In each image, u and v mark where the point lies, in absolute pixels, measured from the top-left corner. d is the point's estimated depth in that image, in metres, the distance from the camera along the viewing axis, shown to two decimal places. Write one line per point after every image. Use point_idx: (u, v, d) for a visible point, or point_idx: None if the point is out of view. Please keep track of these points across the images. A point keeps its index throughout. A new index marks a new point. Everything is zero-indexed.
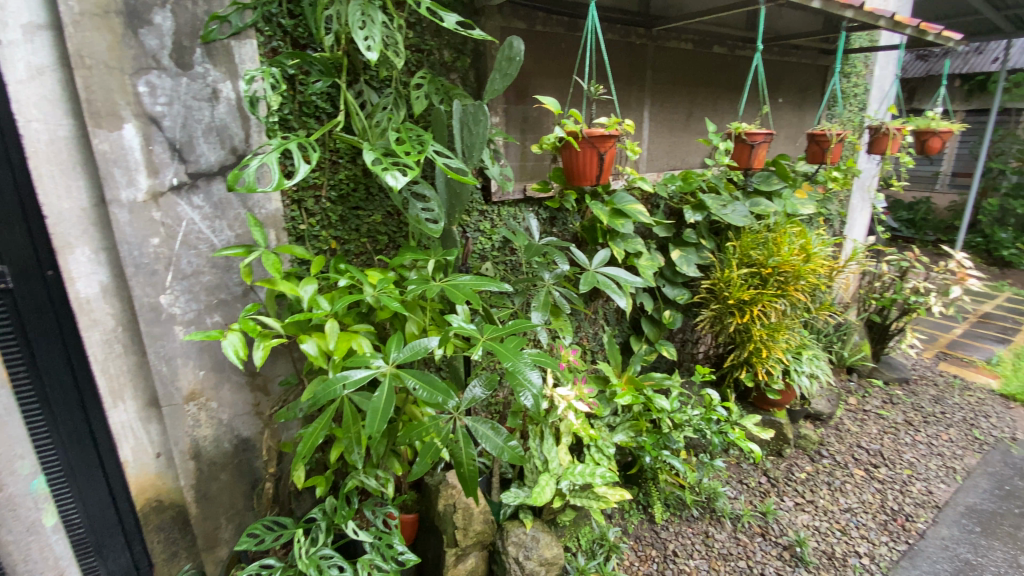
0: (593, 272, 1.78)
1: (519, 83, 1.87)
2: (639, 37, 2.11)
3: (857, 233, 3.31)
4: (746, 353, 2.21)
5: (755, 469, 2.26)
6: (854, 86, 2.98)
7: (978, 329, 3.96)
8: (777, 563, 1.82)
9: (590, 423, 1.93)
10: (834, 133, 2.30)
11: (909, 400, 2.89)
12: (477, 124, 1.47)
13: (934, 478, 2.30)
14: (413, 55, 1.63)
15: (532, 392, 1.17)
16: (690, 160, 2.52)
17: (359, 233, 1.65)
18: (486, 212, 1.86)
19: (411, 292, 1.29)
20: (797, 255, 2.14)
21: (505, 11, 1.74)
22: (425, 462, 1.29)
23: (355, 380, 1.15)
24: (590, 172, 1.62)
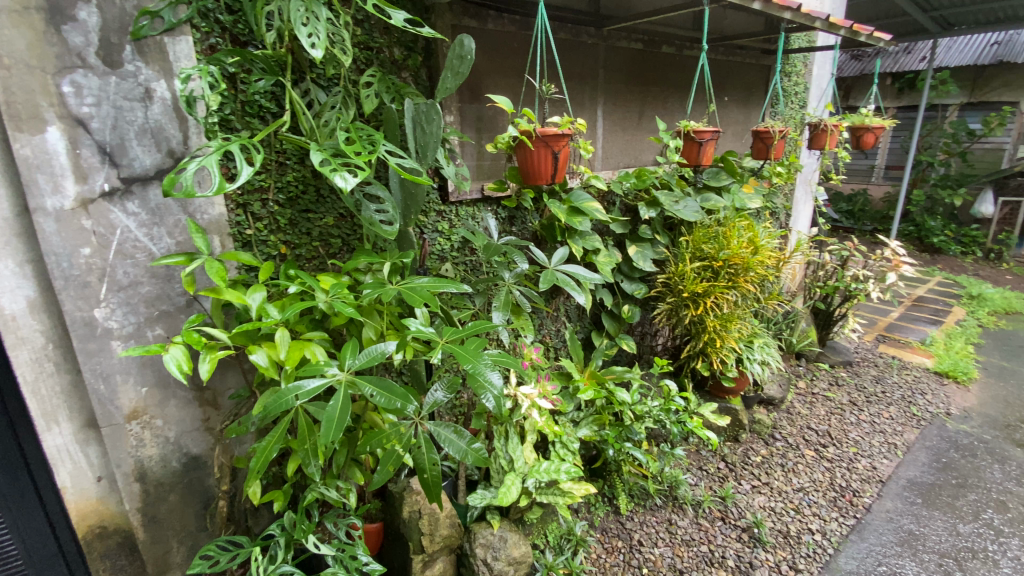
0: (552, 270, 1.79)
1: (472, 82, 1.86)
2: (590, 37, 2.13)
3: (802, 225, 3.48)
4: (702, 343, 2.28)
5: (714, 455, 2.34)
6: (794, 85, 3.12)
7: (912, 312, 4.24)
8: (736, 545, 1.89)
9: (555, 420, 1.94)
10: (777, 130, 2.40)
11: (853, 381, 3.07)
12: (430, 122, 1.44)
13: (877, 454, 2.45)
14: (362, 53, 1.59)
15: (493, 394, 1.16)
16: (643, 158, 2.58)
17: (311, 236, 1.60)
18: (443, 212, 1.83)
19: (366, 297, 1.26)
20: (746, 247, 2.23)
21: (455, 10, 1.73)
22: (387, 469, 1.24)
23: (307, 391, 1.11)
24: (545, 171, 1.62)
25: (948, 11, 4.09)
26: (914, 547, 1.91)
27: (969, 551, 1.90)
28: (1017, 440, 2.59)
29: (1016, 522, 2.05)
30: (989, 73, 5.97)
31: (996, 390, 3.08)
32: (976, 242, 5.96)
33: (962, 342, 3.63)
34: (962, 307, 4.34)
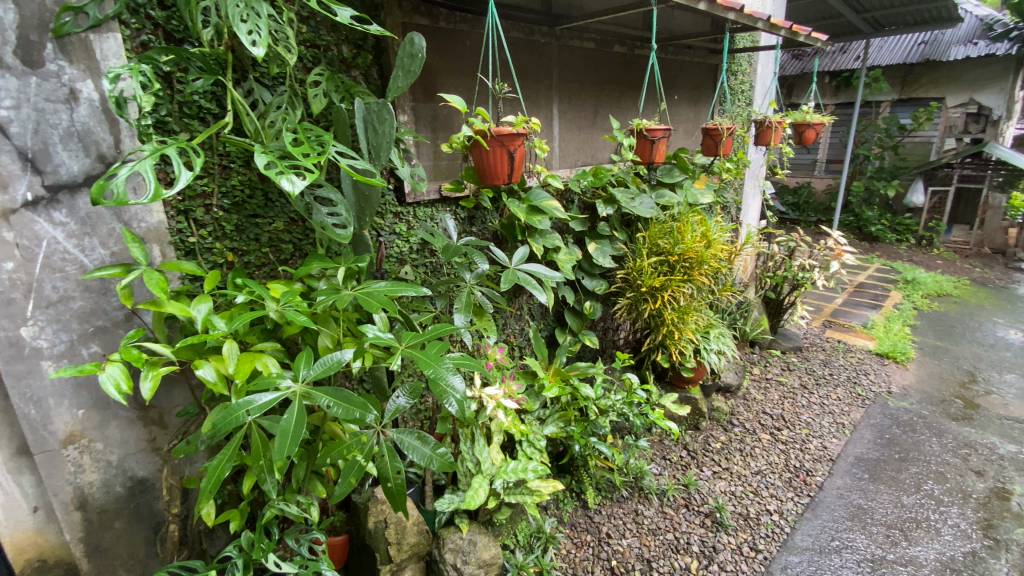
0: (513, 270, 1.78)
1: (425, 81, 1.83)
2: (543, 36, 2.14)
3: (751, 218, 3.62)
4: (661, 336, 2.34)
5: (676, 444, 2.40)
6: (740, 83, 3.24)
7: (854, 298, 4.50)
8: (700, 530, 1.95)
9: (521, 419, 1.94)
10: (725, 127, 2.49)
11: (803, 365, 3.22)
12: (382, 122, 1.40)
13: (827, 434, 2.58)
14: (308, 50, 1.53)
15: (455, 399, 1.14)
16: (599, 156, 2.62)
17: (260, 242, 1.54)
18: (400, 214, 1.78)
19: (320, 304, 1.21)
20: (699, 241, 2.30)
21: (405, 7, 1.69)
22: (348, 480, 1.23)
23: (259, 405, 1.06)
24: (501, 170, 1.62)
25: (879, 13, 4.34)
26: (863, 521, 2.02)
27: (912, 521, 2.02)
28: (950, 414, 2.79)
29: (953, 491, 2.20)
30: (916, 72, 6.39)
31: (931, 367, 3.30)
32: (910, 230, 6.38)
33: (900, 324, 3.87)
34: (898, 292, 4.63)
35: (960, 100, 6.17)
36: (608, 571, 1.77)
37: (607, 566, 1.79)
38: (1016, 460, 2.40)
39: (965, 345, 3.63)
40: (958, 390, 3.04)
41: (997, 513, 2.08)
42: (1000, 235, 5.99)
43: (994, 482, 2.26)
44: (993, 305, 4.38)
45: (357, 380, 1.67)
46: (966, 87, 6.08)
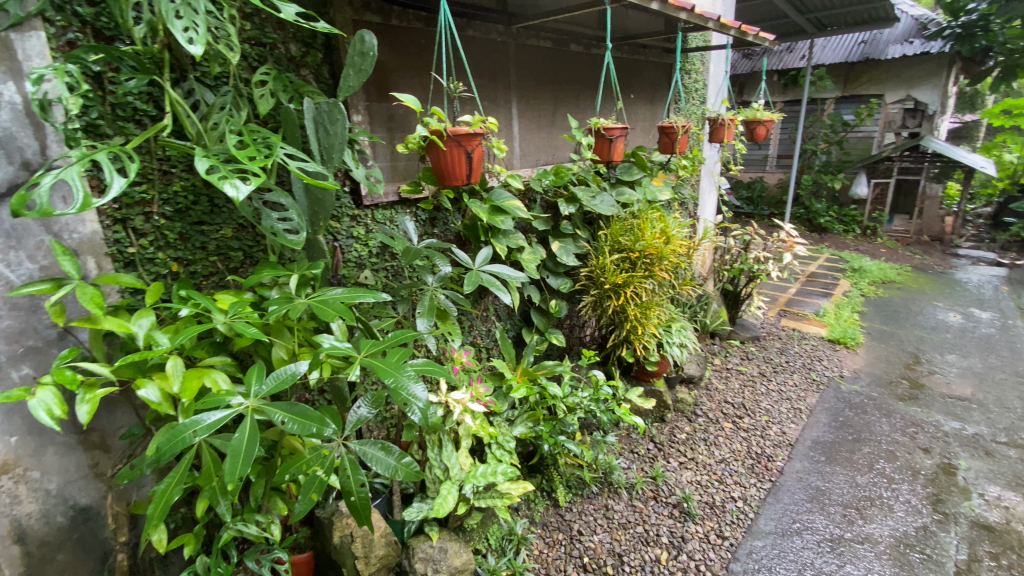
0: (476, 271, 1.75)
1: (379, 80, 1.78)
2: (499, 35, 2.13)
3: (708, 213, 3.73)
4: (625, 331, 2.37)
5: (643, 437, 2.44)
6: (694, 82, 3.32)
7: (807, 287, 4.70)
8: (669, 521, 1.98)
9: (489, 421, 1.92)
10: (680, 125, 2.54)
11: (761, 354, 3.33)
12: (333, 123, 1.36)
13: (786, 420, 2.67)
14: (253, 49, 1.45)
15: (418, 407, 1.11)
16: (559, 155, 2.63)
17: (207, 250, 1.46)
18: (358, 217, 1.72)
19: (271, 314, 1.16)
20: (659, 237, 2.34)
21: (355, 4, 1.64)
22: (309, 496, 1.18)
23: (208, 424, 1.01)
24: (459, 171, 1.59)
25: (822, 13, 4.54)
26: (822, 502, 2.11)
27: (867, 500, 2.12)
28: (898, 394, 2.95)
29: (903, 468, 2.31)
30: (857, 70, 6.73)
31: (878, 351, 3.48)
32: (855, 220, 6.71)
33: (849, 311, 4.06)
34: (846, 280, 4.87)
35: (899, 96, 6.53)
36: (581, 568, 1.78)
37: (580, 564, 1.80)
38: (958, 436, 2.56)
39: (908, 329, 3.85)
40: (903, 371, 3.21)
41: (943, 487, 2.20)
42: (936, 223, 6.39)
43: (939, 458, 2.39)
44: (932, 290, 4.66)
45: (316, 392, 1.63)
46: (902, 84, 6.45)
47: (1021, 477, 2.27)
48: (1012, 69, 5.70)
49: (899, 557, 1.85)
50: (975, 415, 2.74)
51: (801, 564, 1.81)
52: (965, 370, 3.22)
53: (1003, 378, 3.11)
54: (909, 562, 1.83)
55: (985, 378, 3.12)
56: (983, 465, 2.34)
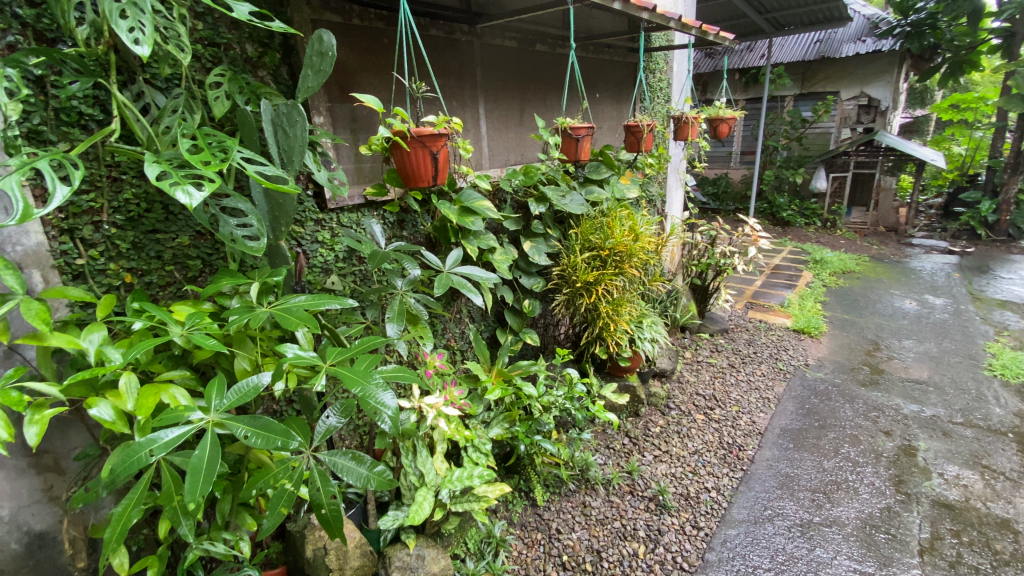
0: (447, 274, 1.73)
1: (340, 81, 1.75)
2: (464, 34, 2.11)
3: (676, 209, 3.80)
4: (598, 329, 2.39)
5: (618, 432, 2.47)
6: (658, 81, 3.38)
7: (772, 279, 4.84)
8: (645, 515, 2.00)
9: (465, 424, 1.90)
10: (645, 124, 2.57)
11: (730, 346, 3.42)
12: (292, 125, 1.32)
13: (755, 409, 2.75)
14: (206, 49, 1.39)
15: (387, 415, 1.09)
16: (528, 154, 2.63)
17: (162, 260, 1.40)
18: (322, 221, 1.68)
19: (232, 324, 1.12)
20: (628, 235, 2.37)
21: (313, 3, 1.60)
22: (278, 510, 1.13)
23: (165, 443, 0.96)
24: (425, 172, 1.58)
25: (779, 13, 4.68)
26: (791, 488, 2.17)
27: (834, 484, 2.19)
28: (860, 380, 3.06)
29: (867, 452, 2.40)
30: (814, 68, 6.97)
31: (841, 339, 3.61)
32: (816, 213, 6.94)
33: (812, 301, 4.21)
34: (809, 271, 5.04)
35: (854, 93, 6.78)
36: (560, 566, 1.79)
37: (559, 562, 1.80)
38: (917, 418, 2.67)
39: (868, 316, 4.01)
40: (865, 357, 3.34)
41: (905, 468, 2.29)
42: (891, 214, 6.67)
43: (900, 440, 2.49)
44: (889, 278, 4.86)
45: (284, 402, 1.60)
46: (856, 81, 6.71)
47: (975, 455, 2.38)
48: (958, 66, 5.98)
49: (865, 538, 1.91)
50: (932, 397, 2.87)
51: (774, 550, 1.86)
52: (922, 355, 3.37)
53: (956, 361, 3.27)
54: (874, 542, 1.90)
55: (940, 361, 3.27)
56: (941, 445, 2.45)
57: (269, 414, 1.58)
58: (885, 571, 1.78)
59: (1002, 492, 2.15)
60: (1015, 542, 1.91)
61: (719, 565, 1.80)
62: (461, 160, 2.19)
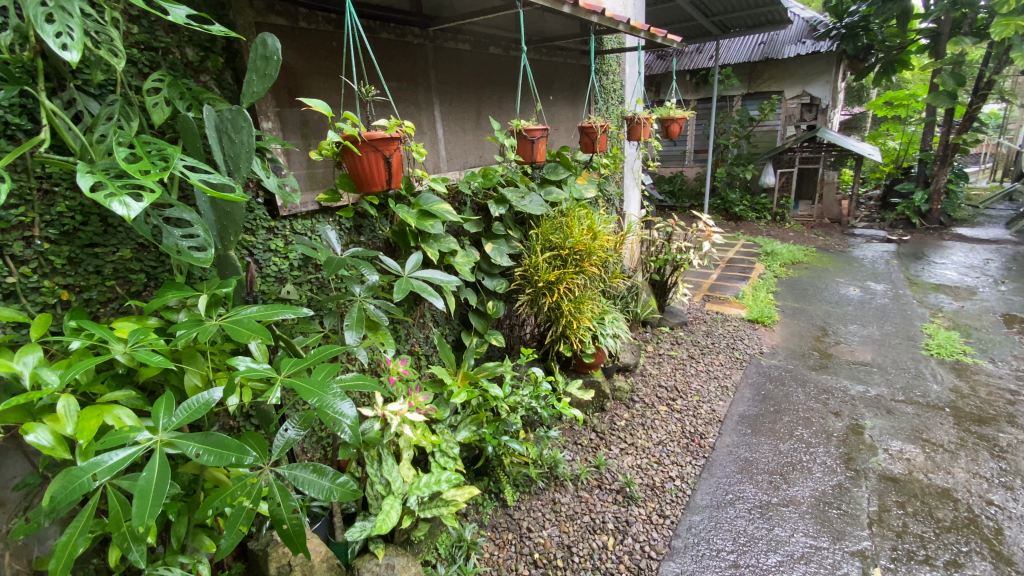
0: (407, 278, 1.71)
1: (288, 85, 1.71)
2: (416, 37, 2.10)
3: (633, 207, 3.89)
4: (562, 327, 2.43)
5: (585, 428, 2.51)
6: (611, 82, 3.45)
7: (726, 272, 5.03)
8: (613, 507, 2.04)
9: (431, 429, 1.89)
10: (599, 125, 2.63)
11: (689, 338, 3.53)
12: (238, 132, 1.29)
13: (715, 398, 2.84)
14: (143, 54, 1.33)
15: (346, 425, 1.08)
16: (486, 156, 2.64)
17: (102, 275, 1.33)
18: (274, 229, 1.64)
19: (179, 339, 1.08)
20: (587, 234, 2.42)
21: (257, 6, 1.56)
22: (236, 529, 1.11)
23: (110, 466, 0.91)
24: (378, 177, 1.57)
25: (725, 16, 4.87)
26: (751, 472, 2.26)
27: (789, 465, 2.30)
28: (810, 365, 3.22)
29: (818, 432, 2.53)
30: (759, 69, 7.28)
31: (792, 326, 3.79)
32: (766, 208, 7.25)
33: (764, 291, 4.39)
34: (761, 263, 5.26)
35: (797, 92, 7.12)
36: (532, 565, 1.80)
37: (531, 560, 1.82)
38: (863, 398, 2.83)
39: (816, 304, 4.22)
40: (814, 343, 3.51)
41: (854, 446, 2.43)
42: (835, 207, 7.04)
43: (849, 419, 2.64)
44: (835, 267, 5.13)
45: (241, 417, 1.55)
46: (799, 81, 7.06)
47: (916, 430, 2.55)
48: (890, 65, 6.45)
49: (820, 514, 2.02)
50: (876, 377, 3.05)
51: (736, 532, 1.93)
52: (866, 338, 3.57)
53: (897, 342, 3.48)
54: (828, 518, 2.00)
55: (882, 343, 3.48)
56: (885, 422, 2.61)
57: (225, 430, 1.53)
58: (838, 544, 1.88)
59: (941, 463, 2.31)
60: (954, 509, 2.05)
61: (685, 550, 1.86)
62: (414, 164, 2.18)
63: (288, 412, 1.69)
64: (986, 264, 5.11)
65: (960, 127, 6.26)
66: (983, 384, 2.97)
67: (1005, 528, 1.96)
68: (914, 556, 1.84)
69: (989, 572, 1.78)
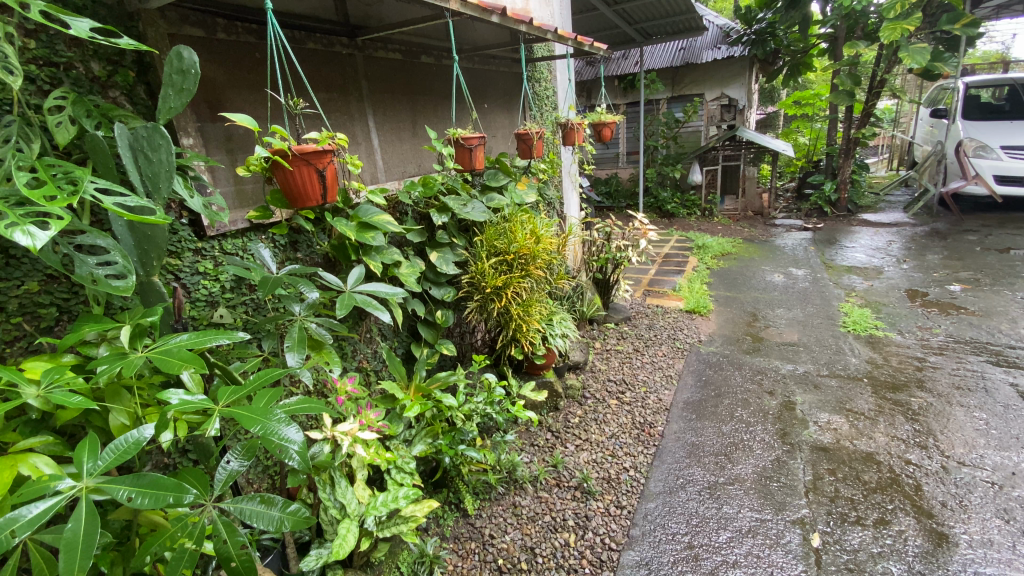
0: (350, 293, 1.66)
1: (209, 99, 1.63)
2: (344, 47, 2.07)
3: (572, 210, 4.00)
4: (512, 331, 2.46)
5: (541, 428, 2.56)
6: (543, 89, 3.54)
7: (663, 267, 5.26)
8: (573, 504, 2.09)
9: (385, 446, 1.84)
10: (534, 131, 2.70)
11: (633, 332, 3.66)
12: (155, 150, 1.21)
13: (660, 387, 2.97)
14: (42, 70, 1.22)
15: (294, 451, 1.04)
16: (424, 165, 2.63)
17: (6, 311, 1.20)
18: (202, 250, 1.55)
19: (101, 375, 1.00)
20: (530, 238, 2.47)
21: (169, 16, 1.48)
22: (178, 573, 1.02)
23: (29, 521, 0.83)
24: (311, 191, 1.53)
25: (646, 24, 5.11)
26: (698, 455, 2.38)
27: (732, 445, 2.44)
28: (744, 349, 3.44)
29: (756, 412, 2.71)
30: (681, 73, 7.71)
31: (726, 314, 4.03)
32: (695, 204, 7.67)
33: (699, 283, 4.65)
34: (694, 256, 5.57)
35: (716, 94, 7.58)
36: (496, 571, 1.80)
37: (495, 567, 1.82)
38: (793, 376, 3.06)
39: (746, 291, 4.51)
40: (747, 328, 3.75)
41: (788, 422, 2.61)
42: (757, 199, 7.58)
43: (782, 397, 2.83)
44: (760, 256, 5.51)
45: (177, 453, 1.46)
46: (717, 83, 7.53)
47: (840, 401, 2.78)
48: (796, 67, 7.09)
49: (762, 488, 2.15)
50: (802, 356, 3.30)
51: (688, 515, 2.03)
52: (791, 320, 3.85)
53: (819, 322, 3.79)
54: (770, 491, 2.14)
55: (806, 324, 3.77)
56: (814, 396, 2.83)
57: (160, 469, 1.43)
58: (780, 515, 2.01)
59: (864, 429, 2.53)
60: (878, 471, 2.25)
61: (643, 538, 1.93)
62: (350, 176, 2.14)
63: (229, 442, 1.60)
64: (889, 245, 5.66)
65: (859, 122, 6.91)
66: (894, 354, 3.28)
67: (923, 484, 2.17)
68: (847, 518, 2.00)
69: (912, 525, 1.96)
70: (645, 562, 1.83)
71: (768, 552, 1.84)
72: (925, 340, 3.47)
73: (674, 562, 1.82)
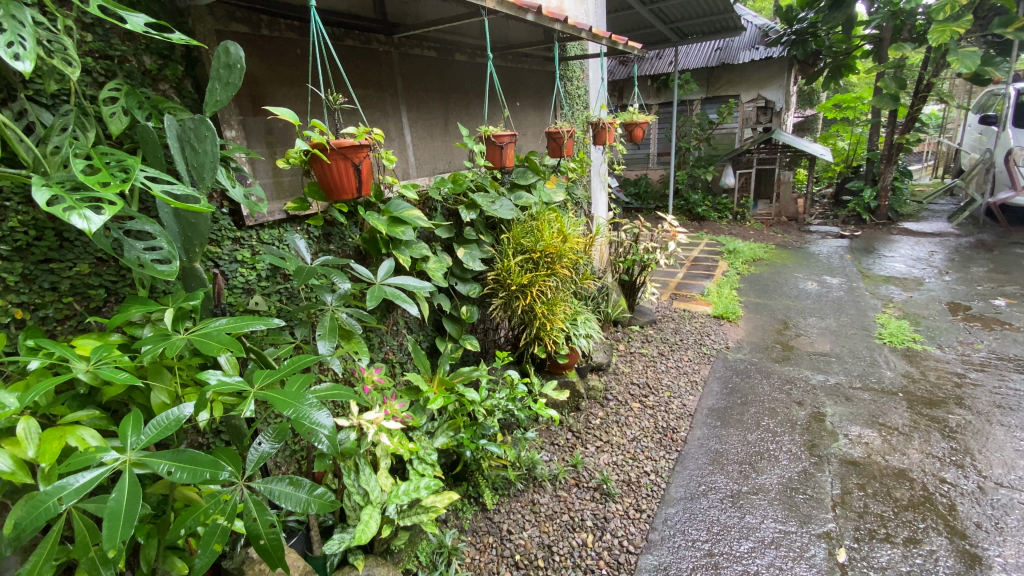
0: (380, 285, 1.69)
1: (252, 94, 1.69)
2: (381, 44, 2.11)
3: (600, 210, 3.98)
4: (536, 329, 2.47)
5: (561, 428, 2.55)
6: (575, 87, 3.52)
7: (692, 271, 5.17)
8: (592, 505, 2.08)
9: (408, 436, 1.87)
10: (565, 130, 2.69)
11: (659, 335, 3.62)
12: (200, 141, 1.26)
13: (684, 393, 2.93)
14: (97, 62, 1.28)
15: (323, 435, 1.07)
16: (454, 162, 2.66)
17: (58, 291, 1.26)
18: (241, 239, 1.61)
19: (146, 354, 1.05)
20: (557, 237, 2.47)
21: (217, 13, 1.53)
22: (210, 548, 1.07)
23: (76, 489, 0.88)
24: (347, 184, 1.57)
25: (683, 23, 5.03)
26: (721, 463, 2.34)
27: (757, 454, 2.39)
28: (774, 357, 3.36)
29: (783, 421, 2.64)
30: (717, 74, 7.56)
31: (755, 321, 3.94)
32: (727, 208, 7.50)
33: (728, 288, 4.55)
34: (724, 261, 5.46)
35: (752, 95, 7.41)
36: (513, 566, 1.82)
37: (512, 562, 1.83)
38: (823, 387, 2.97)
39: (777, 299, 4.40)
40: (777, 336, 3.65)
41: (817, 433, 2.54)
42: (791, 205, 7.35)
43: (811, 408, 2.76)
44: (793, 263, 5.36)
45: (211, 433, 1.52)
46: (753, 85, 7.36)
47: (873, 415, 2.69)
48: (837, 69, 6.86)
49: (787, 499, 2.10)
50: (835, 366, 3.20)
51: (709, 522, 2.00)
52: (824, 329, 3.74)
53: (853, 332, 3.67)
54: (795, 503, 2.09)
55: (840, 334, 3.65)
56: (844, 409, 2.74)
57: (194, 448, 1.49)
58: (806, 528, 1.97)
59: (897, 445, 2.44)
60: (910, 488, 2.17)
61: (662, 543, 1.91)
62: (382, 171, 2.18)
63: (261, 425, 1.66)
64: (931, 256, 5.43)
65: (903, 127, 6.65)
66: (932, 369, 3.15)
67: (957, 503, 2.08)
68: (875, 535, 1.93)
69: (944, 545, 1.89)
70: (662, 567, 1.81)
71: (791, 564, 1.80)
72: (966, 355, 3.32)
73: (694, 568, 1.80)
